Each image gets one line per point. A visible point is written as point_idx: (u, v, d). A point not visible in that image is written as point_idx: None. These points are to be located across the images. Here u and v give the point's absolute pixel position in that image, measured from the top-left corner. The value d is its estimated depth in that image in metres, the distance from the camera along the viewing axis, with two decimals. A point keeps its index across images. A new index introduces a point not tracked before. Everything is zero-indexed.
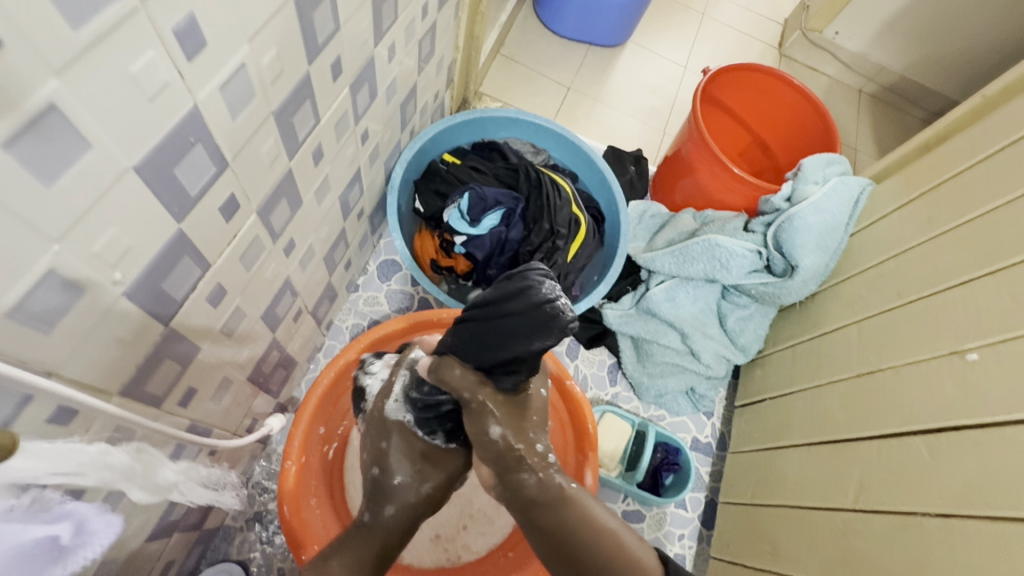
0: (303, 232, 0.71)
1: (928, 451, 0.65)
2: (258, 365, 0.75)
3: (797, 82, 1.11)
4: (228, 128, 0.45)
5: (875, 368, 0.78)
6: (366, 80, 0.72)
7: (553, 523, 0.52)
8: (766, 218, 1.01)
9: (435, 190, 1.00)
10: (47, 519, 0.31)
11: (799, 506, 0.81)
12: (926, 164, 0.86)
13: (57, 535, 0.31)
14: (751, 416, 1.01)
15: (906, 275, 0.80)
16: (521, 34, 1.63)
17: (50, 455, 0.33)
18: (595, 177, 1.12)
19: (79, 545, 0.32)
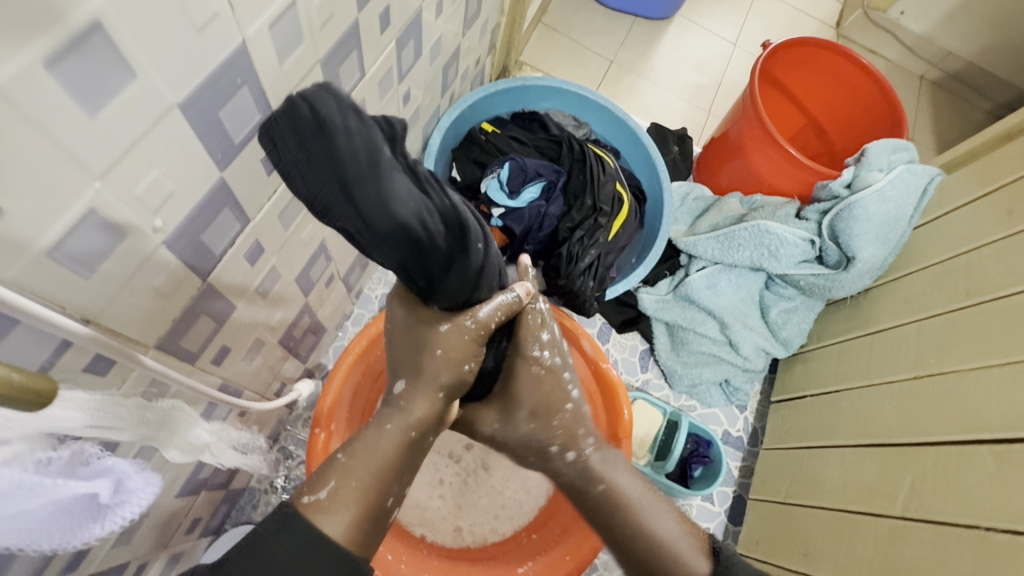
0: None
1: (995, 461, 0.60)
2: (289, 330, 0.74)
3: (864, 60, 1.03)
4: (275, 73, 0.42)
5: (936, 371, 0.73)
6: (412, 36, 0.68)
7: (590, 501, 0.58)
8: (821, 205, 0.95)
9: (475, 160, 0.95)
10: (87, 476, 0.29)
11: (839, 509, 0.77)
12: (1006, 154, 0.80)
13: (95, 493, 0.29)
14: (789, 413, 0.97)
15: (979, 273, 0.74)
16: (564, 3, 1.56)
17: (87, 406, 0.30)
18: (638, 153, 1.08)
19: (119, 503, 0.31)
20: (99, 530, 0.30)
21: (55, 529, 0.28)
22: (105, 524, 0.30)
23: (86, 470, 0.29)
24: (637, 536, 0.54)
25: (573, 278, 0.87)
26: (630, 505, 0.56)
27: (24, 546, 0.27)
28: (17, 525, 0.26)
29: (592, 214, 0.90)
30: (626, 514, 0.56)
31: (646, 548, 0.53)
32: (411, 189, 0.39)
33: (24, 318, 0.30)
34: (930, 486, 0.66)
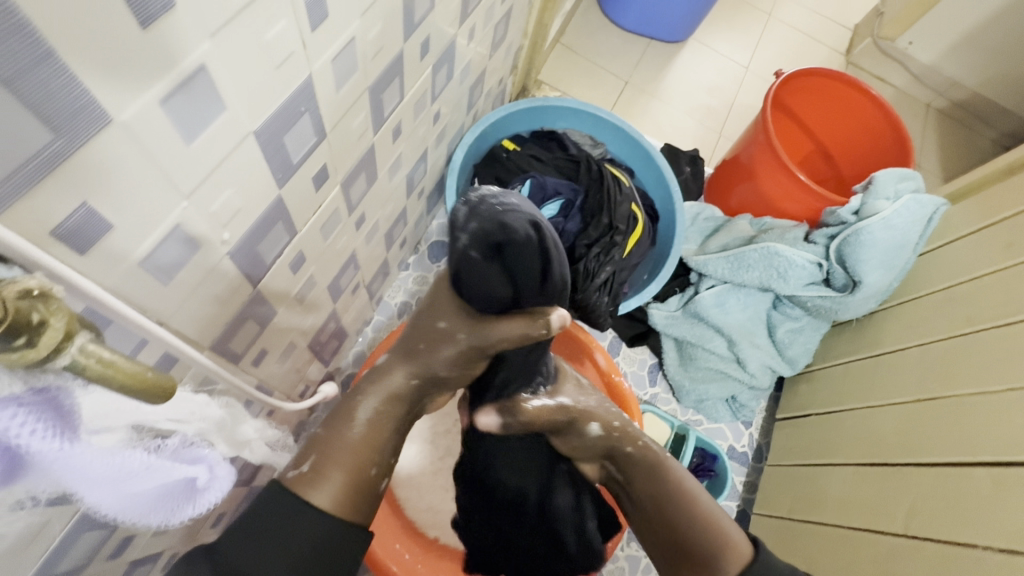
0: (373, 207, 0.72)
1: (992, 482, 0.63)
2: (317, 334, 0.78)
3: (872, 91, 1.07)
4: (332, 100, 0.46)
5: (939, 394, 0.75)
6: (446, 61, 0.72)
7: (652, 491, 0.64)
8: (829, 229, 0.97)
9: (495, 176, 0.99)
10: (188, 460, 0.35)
11: (841, 526, 0.79)
12: (1008, 187, 0.83)
13: (194, 476, 0.35)
14: (793, 430, 0.99)
15: (981, 301, 0.77)
16: (582, 24, 1.61)
17: (173, 402, 0.34)
18: (652, 174, 1.12)
19: (207, 490, 0.36)
20: (191, 511, 0.36)
21: (163, 507, 0.33)
22: (195, 504, 0.36)
23: (183, 456, 0.35)
24: (692, 518, 0.60)
25: (588, 292, 0.89)
26: (685, 493, 0.62)
27: (131, 518, 0.32)
28: (132, 500, 0.31)
29: (607, 231, 0.92)
30: (685, 499, 0.62)
31: (699, 529, 0.59)
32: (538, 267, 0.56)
33: (117, 319, 0.34)
34: (930, 505, 0.68)
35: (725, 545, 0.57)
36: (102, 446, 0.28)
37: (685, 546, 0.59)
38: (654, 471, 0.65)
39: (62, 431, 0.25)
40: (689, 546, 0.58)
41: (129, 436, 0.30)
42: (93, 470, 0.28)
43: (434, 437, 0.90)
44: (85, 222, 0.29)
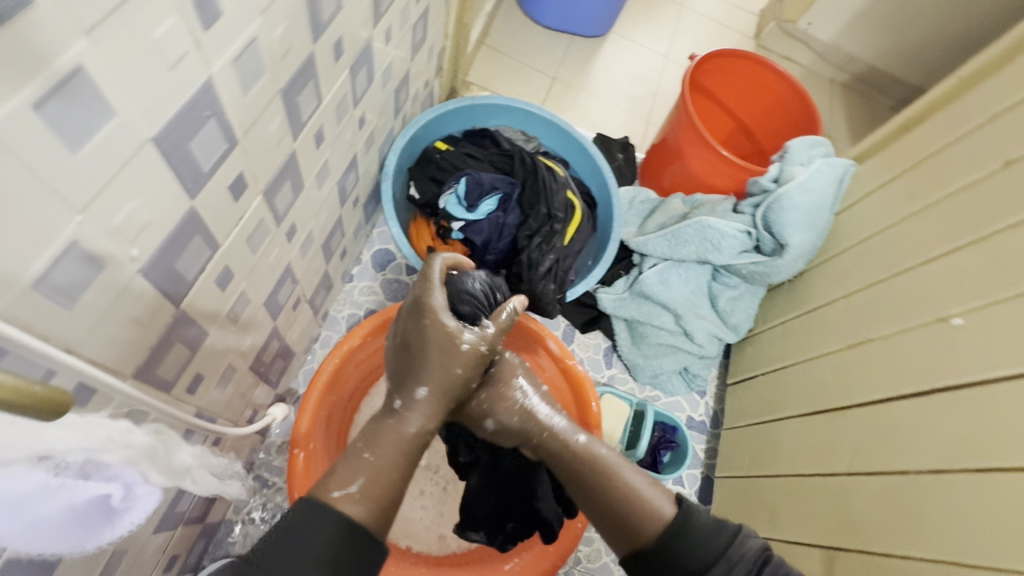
0: (303, 217, 0.70)
1: (918, 411, 0.67)
2: (259, 355, 0.75)
3: (779, 68, 1.14)
4: (240, 103, 0.45)
5: (866, 338, 0.80)
6: (364, 63, 0.71)
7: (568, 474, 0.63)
8: (754, 199, 1.03)
9: (430, 176, 0.97)
10: (103, 479, 0.35)
11: (794, 475, 0.83)
12: (905, 144, 0.89)
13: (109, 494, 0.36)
14: (744, 393, 1.04)
15: (890, 248, 0.83)
16: (505, 24, 1.63)
17: (84, 428, 0.33)
18: (587, 163, 1.14)
19: (126, 507, 0.38)
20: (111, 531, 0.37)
21: (79, 530, 0.35)
22: (115, 526, 0.38)
23: (98, 475, 0.35)
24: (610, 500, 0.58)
25: (534, 282, 0.89)
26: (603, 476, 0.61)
27: (47, 547, 0.34)
28: (48, 534, 0.33)
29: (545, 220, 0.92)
30: (608, 477, 0.60)
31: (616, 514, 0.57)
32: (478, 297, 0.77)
33: (14, 349, 0.31)
34: (868, 442, 0.72)
35: (648, 521, 0.55)
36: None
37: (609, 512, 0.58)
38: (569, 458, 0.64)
39: None
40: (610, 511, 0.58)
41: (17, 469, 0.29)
42: None
43: None
44: None
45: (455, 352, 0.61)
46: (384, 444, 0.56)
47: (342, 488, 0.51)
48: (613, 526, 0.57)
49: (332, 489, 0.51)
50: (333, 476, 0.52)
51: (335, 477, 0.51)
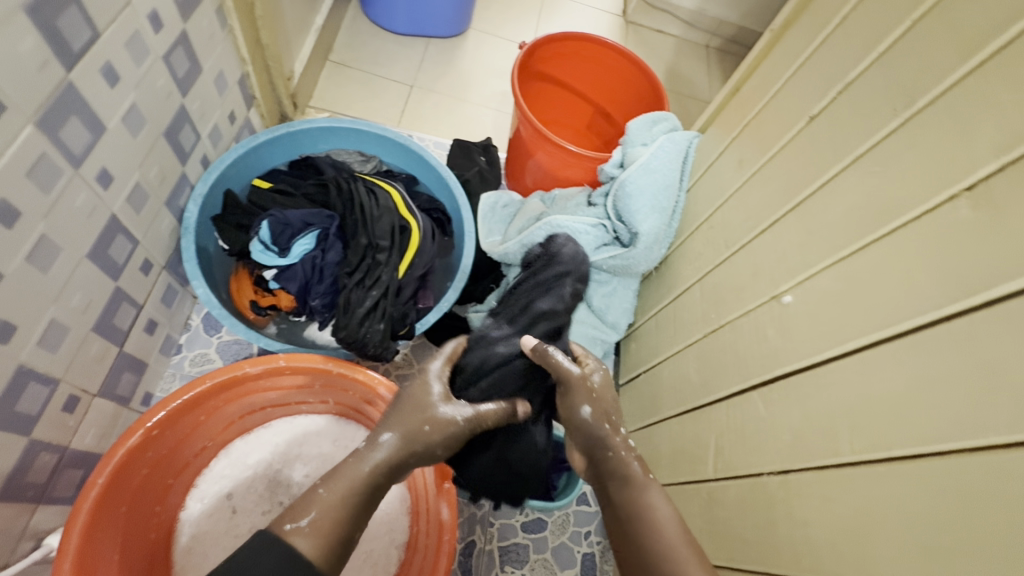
0: (26, 308, 0.58)
1: (763, 404, 0.61)
2: (12, 479, 0.62)
3: (617, 45, 1.07)
4: None
5: (718, 325, 0.74)
6: (74, 113, 0.60)
7: (610, 501, 0.58)
8: (604, 188, 0.96)
9: (238, 224, 0.86)
10: None
11: (672, 484, 0.76)
12: (734, 109, 0.84)
13: None
14: (631, 394, 0.97)
15: (729, 223, 0.76)
16: (350, 37, 1.52)
17: None
18: (432, 175, 1.05)
19: None
20: None
21: None
22: None
23: None
24: (654, 547, 0.52)
25: (357, 332, 0.80)
26: (653, 521, 0.53)
27: None
28: None
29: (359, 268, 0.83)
30: (639, 518, 0.54)
31: (648, 551, 0.52)
32: (546, 305, 0.85)
33: None
34: (727, 442, 0.65)
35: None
36: None
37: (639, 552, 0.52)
38: (615, 481, 0.58)
39: None
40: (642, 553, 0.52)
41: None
42: None
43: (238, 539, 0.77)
44: None
45: (431, 412, 0.63)
46: (340, 482, 0.54)
47: (294, 521, 0.50)
48: (639, 569, 0.51)
49: (284, 520, 0.50)
50: (290, 509, 0.51)
51: (289, 510, 0.50)
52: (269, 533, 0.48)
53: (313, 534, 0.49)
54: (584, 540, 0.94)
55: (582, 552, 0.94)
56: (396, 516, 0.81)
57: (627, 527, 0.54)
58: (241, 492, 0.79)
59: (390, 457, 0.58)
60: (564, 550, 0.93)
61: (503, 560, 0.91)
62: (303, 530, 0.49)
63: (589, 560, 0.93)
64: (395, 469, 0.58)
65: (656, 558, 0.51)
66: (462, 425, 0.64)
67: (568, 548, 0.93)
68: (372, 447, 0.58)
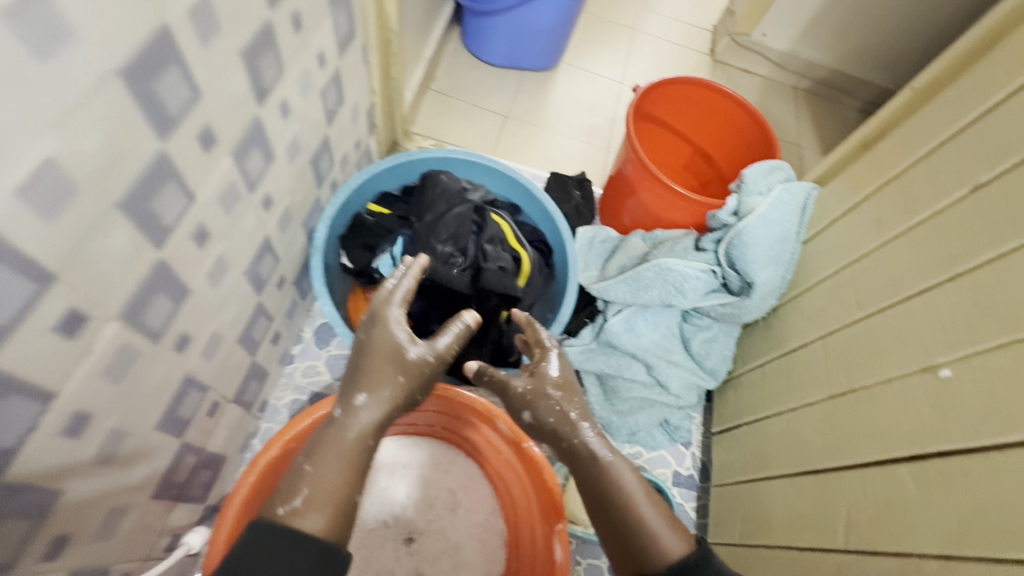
0: (200, 320, 0.63)
1: (914, 481, 0.58)
2: (166, 478, 0.66)
3: (729, 90, 1.08)
4: (42, 233, 0.38)
5: (849, 389, 0.71)
6: (256, 144, 0.65)
7: (579, 479, 0.59)
8: (715, 234, 0.95)
9: (363, 246, 0.93)
10: None
11: (787, 547, 0.73)
12: (864, 165, 0.83)
13: None
14: (730, 445, 0.95)
15: (863, 283, 0.75)
16: (450, 67, 1.59)
17: None
18: (537, 208, 1.07)
19: None
20: None
21: None
22: None
23: None
24: (630, 529, 0.54)
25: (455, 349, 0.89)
26: (627, 502, 0.55)
27: None
28: None
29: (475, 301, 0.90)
30: (621, 507, 0.55)
31: (628, 533, 0.54)
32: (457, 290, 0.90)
33: None
34: (864, 513, 0.63)
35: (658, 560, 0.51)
36: None
37: (619, 536, 0.54)
38: (584, 460, 0.60)
39: None
40: (623, 539, 0.54)
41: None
42: None
43: None
44: None
45: (404, 357, 0.60)
46: (327, 453, 0.53)
47: (288, 503, 0.48)
48: (621, 552, 0.54)
49: (277, 505, 0.48)
50: (279, 492, 0.50)
51: (278, 495, 0.49)
52: (271, 523, 0.47)
53: (317, 508, 0.49)
54: None
55: None
56: (493, 546, 0.81)
57: (601, 507, 0.56)
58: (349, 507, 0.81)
59: (374, 419, 0.56)
60: None
61: None
62: (301, 510, 0.48)
63: None
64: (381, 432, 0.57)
65: (637, 544, 0.53)
66: (432, 363, 0.62)
67: None
68: (352, 415, 0.55)
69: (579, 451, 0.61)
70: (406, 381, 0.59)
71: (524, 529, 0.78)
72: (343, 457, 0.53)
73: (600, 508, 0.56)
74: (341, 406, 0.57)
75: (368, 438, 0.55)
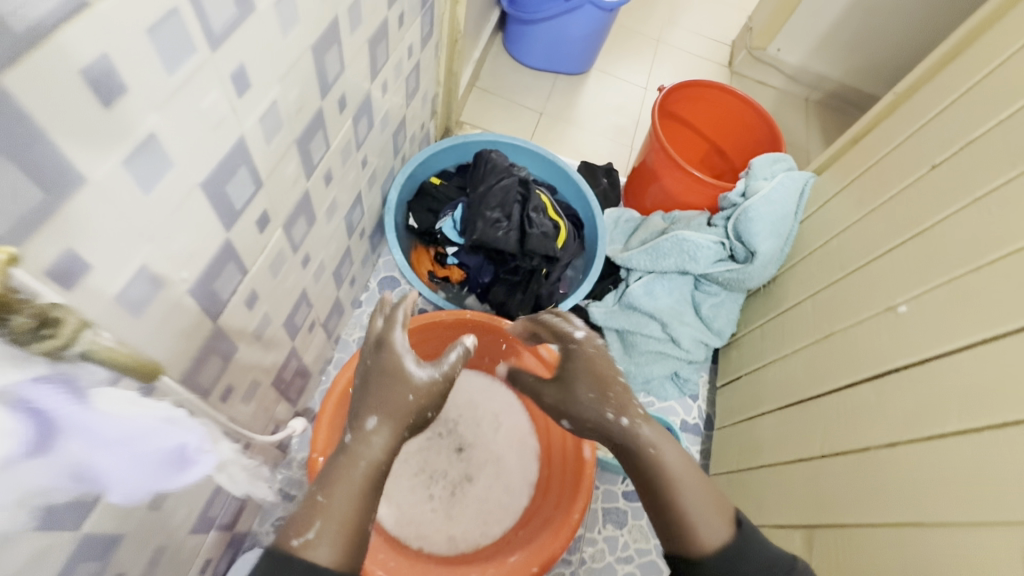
0: (316, 247, 0.81)
1: (876, 394, 0.74)
2: (280, 373, 0.83)
3: (742, 93, 1.24)
4: (264, 151, 0.55)
5: (831, 332, 0.87)
6: (365, 113, 0.82)
7: (625, 463, 0.63)
8: (726, 213, 1.12)
9: (427, 208, 1.10)
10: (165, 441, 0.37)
11: (777, 463, 0.89)
12: (854, 155, 0.98)
13: (178, 448, 0.38)
14: (731, 394, 1.10)
15: (845, 249, 0.91)
16: (494, 68, 1.77)
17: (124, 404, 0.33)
18: (571, 188, 1.24)
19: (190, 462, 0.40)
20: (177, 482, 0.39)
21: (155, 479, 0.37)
22: (181, 474, 0.39)
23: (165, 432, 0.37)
24: (673, 512, 0.57)
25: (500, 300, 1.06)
26: (670, 487, 0.58)
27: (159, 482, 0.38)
28: (142, 467, 0.35)
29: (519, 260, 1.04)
30: (665, 490, 0.58)
31: (670, 516, 0.57)
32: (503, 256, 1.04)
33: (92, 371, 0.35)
34: (837, 424, 0.79)
35: (700, 545, 0.55)
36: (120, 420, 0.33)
37: (662, 516, 0.58)
38: (628, 447, 0.62)
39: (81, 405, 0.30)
40: (665, 519, 0.58)
41: (133, 410, 0.34)
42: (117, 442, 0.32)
43: (408, 455, 0.95)
44: (71, 264, 0.35)
45: (411, 379, 0.63)
46: (338, 486, 0.57)
47: (301, 535, 0.54)
48: (664, 530, 0.58)
49: (292, 536, 0.54)
50: (295, 522, 0.55)
51: (293, 526, 0.54)
52: (284, 554, 0.52)
53: (325, 540, 0.54)
54: None
55: None
56: (528, 458, 0.98)
57: (647, 489, 0.60)
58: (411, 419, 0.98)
59: (387, 441, 0.60)
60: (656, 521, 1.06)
61: (606, 519, 1.05)
62: (312, 541, 0.53)
63: None
64: (393, 449, 0.61)
65: (677, 524, 0.56)
66: (442, 382, 0.67)
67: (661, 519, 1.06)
68: (364, 442, 0.59)
69: (620, 440, 0.63)
70: (414, 404, 0.62)
71: (556, 441, 0.95)
72: (352, 485, 0.57)
73: (647, 489, 0.60)
74: (353, 430, 0.60)
75: (380, 461, 0.60)
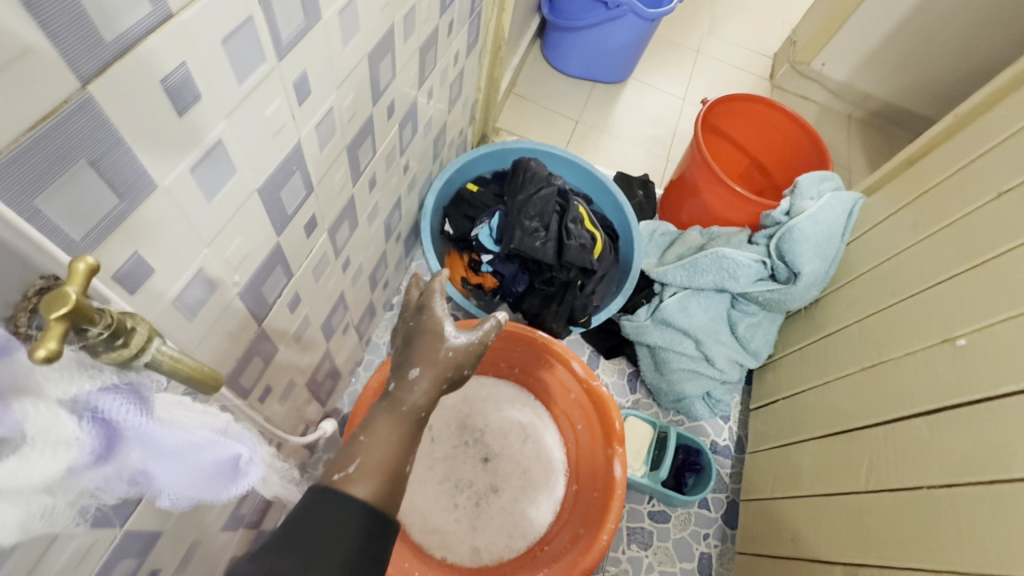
0: (357, 250, 0.81)
1: (929, 430, 0.71)
2: (313, 373, 0.83)
3: (788, 109, 1.21)
4: (317, 158, 0.55)
5: (878, 361, 0.83)
6: (411, 119, 0.82)
7: None
8: (768, 231, 1.09)
9: (464, 215, 1.11)
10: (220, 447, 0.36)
11: (817, 493, 0.86)
12: (907, 178, 0.95)
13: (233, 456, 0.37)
14: (766, 418, 1.07)
15: (896, 274, 0.87)
16: (531, 75, 1.77)
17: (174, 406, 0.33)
18: (608, 199, 1.21)
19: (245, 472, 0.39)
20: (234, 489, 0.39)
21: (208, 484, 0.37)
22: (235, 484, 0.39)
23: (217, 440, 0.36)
24: None
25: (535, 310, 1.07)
26: None
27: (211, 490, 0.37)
28: (193, 475, 0.35)
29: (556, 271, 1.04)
30: None
31: None
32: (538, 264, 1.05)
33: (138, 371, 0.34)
34: (884, 458, 0.75)
35: None
36: (169, 420, 0.33)
37: None
38: None
39: (138, 405, 0.30)
40: None
41: (189, 417, 0.34)
42: (167, 442, 0.32)
43: (433, 462, 0.94)
44: (136, 267, 0.36)
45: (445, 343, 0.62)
46: (381, 427, 0.55)
47: (343, 470, 0.50)
48: None
49: (332, 471, 0.50)
50: (336, 460, 0.51)
51: (333, 463, 0.50)
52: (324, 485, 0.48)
53: (367, 475, 0.49)
54: (702, 540, 1.03)
55: (700, 550, 1.03)
56: (555, 472, 0.97)
57: None
58: (438, 425, 0.98)
59: (428, 391, 0.59)
60: (683, 544, 1.03)
61: (630, 539, 1.03)
62: (353, 476, 0.49)
63: (705, 558, 1.02)
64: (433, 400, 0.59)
65: None
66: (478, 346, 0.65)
67: (687, 543, 1.03)
68: (407, 389, 0.59)
69: None
70: (452, 361, 0.62)
71: (586, 457, 0.94)
72: (395, 424, 0.56)
73: None
74: (396, 380, 0.61)
75: (420, 409, 0.58)
